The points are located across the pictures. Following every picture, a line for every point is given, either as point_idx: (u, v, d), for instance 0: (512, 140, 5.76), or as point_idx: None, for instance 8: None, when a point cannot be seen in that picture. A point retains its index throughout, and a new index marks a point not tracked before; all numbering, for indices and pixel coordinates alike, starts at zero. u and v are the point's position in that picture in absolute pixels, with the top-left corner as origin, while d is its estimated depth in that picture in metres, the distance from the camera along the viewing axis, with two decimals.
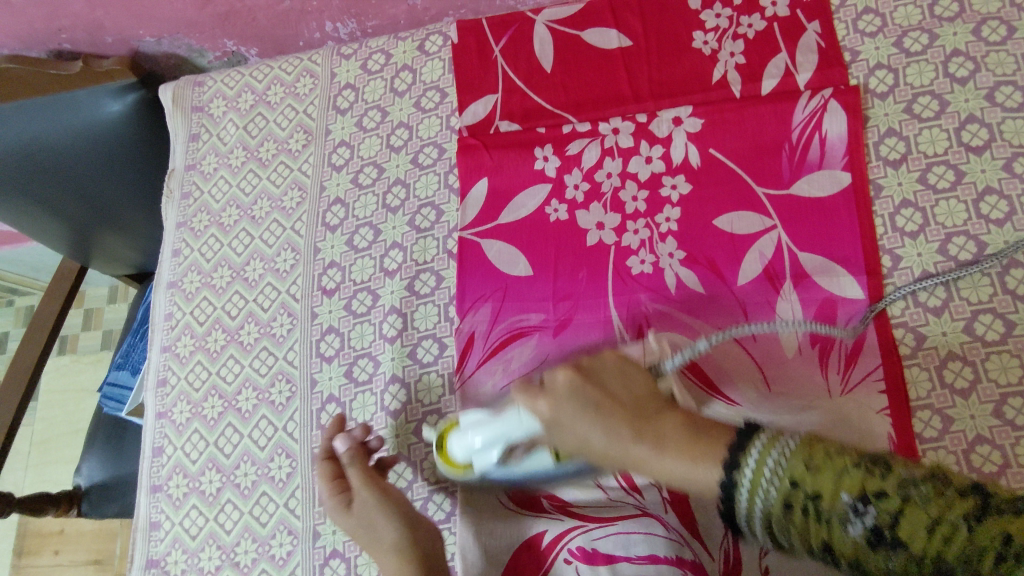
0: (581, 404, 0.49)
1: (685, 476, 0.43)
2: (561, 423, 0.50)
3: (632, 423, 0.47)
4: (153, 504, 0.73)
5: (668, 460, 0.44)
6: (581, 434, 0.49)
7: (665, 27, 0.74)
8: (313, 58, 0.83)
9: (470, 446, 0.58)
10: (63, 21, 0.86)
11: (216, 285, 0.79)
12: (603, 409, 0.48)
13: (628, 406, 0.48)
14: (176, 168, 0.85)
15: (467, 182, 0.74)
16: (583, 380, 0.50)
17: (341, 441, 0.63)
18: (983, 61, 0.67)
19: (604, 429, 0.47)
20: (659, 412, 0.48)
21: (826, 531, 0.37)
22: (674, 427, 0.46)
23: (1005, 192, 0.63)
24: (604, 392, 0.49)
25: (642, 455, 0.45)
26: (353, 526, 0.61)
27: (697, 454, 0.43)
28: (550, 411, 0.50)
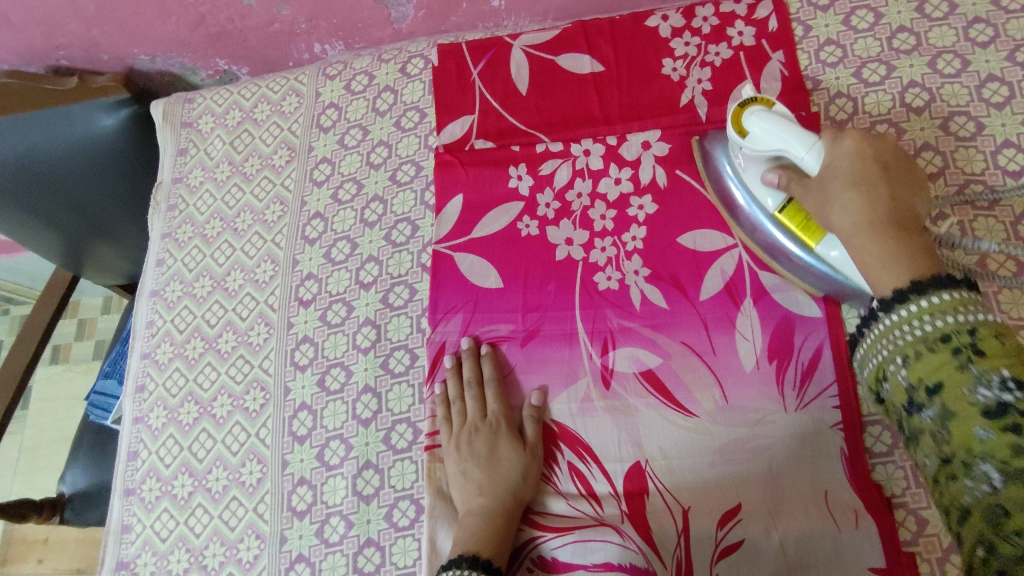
0: (856, 177, 0.56)
1: (896, 275, 0.52)
2: (828, 200, 0.57)
3: (879, 223, 0.54)
4: (126, 507, 0.75)
5: (870, 245, 0.54)
6: (828, 201, 0.57)
7: (636, 54, 0.77)
8: (299, 78, 0.87)
9: (753, 187, 0.65)
10: (61, 39, 0.89)
11: (197, 294, 0.81)
12: (871, 225, 0.54)
13: (892, 202, 0.55)
14: (164, 181, 0.88)
15: (442, 198, 0.76)
16: (883, 186, 0.55)
17: (536, 393, 0.68)
18: (938, 92, 0.69)
19: (851, 201, 0.55)
20: (934, 263, 0.51)
21: (958, 381, 0.44)
22: (914, 246, 0.53)
23: (956, 217, 0.65)
24: (882, 184, 0.55)
25: (869, 211, 0.55)
26: (512, 457, 0.65)
27: (910, 267, 0.51)
28: (844, 155, 0.57)
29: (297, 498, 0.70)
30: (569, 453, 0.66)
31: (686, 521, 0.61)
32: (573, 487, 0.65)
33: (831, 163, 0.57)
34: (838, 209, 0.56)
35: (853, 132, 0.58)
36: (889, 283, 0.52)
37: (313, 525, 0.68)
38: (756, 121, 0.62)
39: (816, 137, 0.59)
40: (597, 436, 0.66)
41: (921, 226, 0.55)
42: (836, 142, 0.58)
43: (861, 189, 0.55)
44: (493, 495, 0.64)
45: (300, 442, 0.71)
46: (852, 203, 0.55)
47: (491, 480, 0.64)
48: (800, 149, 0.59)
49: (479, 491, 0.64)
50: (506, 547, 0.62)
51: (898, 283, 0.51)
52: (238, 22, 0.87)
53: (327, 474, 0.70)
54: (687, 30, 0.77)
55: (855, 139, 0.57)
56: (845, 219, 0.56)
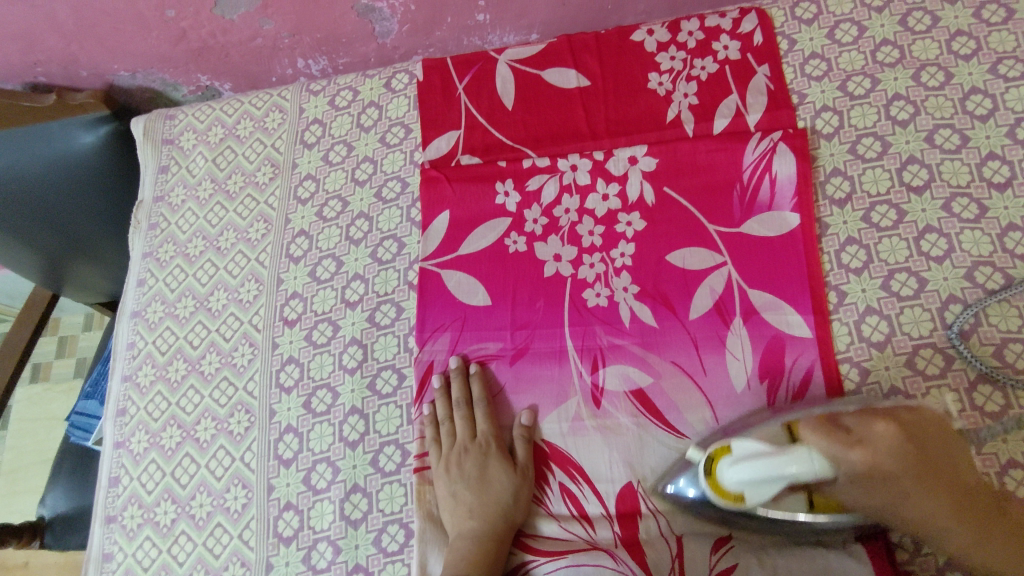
0: (886, 477, 0.51)
1: (956, 537, 0.53)
2: (870, 475, 0.51)
3: (939, 503, 0.52)
4: (107, 535, 0.73)
5: (909, 489, 0.52)
6: (890, 484, 0.52)
7: (622, 69, 0.77)
8: (283, 94, 0.86)
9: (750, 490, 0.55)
10: (38, 55, 0.87)
11: (179, 315, 0.79)
12: (928, 475, 0.51)
13: (934, 492, 0.52)
14: (145, 199, 0.86)
15: (428, 215, 0.75)
16: (901, 435, 0.52)
17: (525, 412, 0.67)
18: (922, 105, 0.70)
19: (921, 508, 0.52)
20: (972, 488, 0.53)
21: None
22: (976, 516, 0.52)
23: (943, 230, 0.65)
24: (922, 482, 0.52)
25: (919, 496, 0.52)
26: (502, 479, 0.65)
27: (984, 537, 0.52)
28: (873, 450, 0.51)
29: (283, 524, 0.68)
30: (561, 474, 0.65)
31: (680, 545, 0.60)
32: (566, 509, 0.64)
33: (864, 481, 0.52)
34: (894, 492, 0.52)
35: (868, 437, 0.51)
36: (949, 529, 0.53)
37: (300, 552, 0.67)
38: (732, 480, 0.55)
39: (801, 451, 0.53)
40: (589, 455, 0.65)
41: (944, 444, 0.53)
42: (843, 453, 0.51)
43: (907, 480, 0.51)
44: (483, 518, 0.63)
45: (286, 466, 0.70)
46: (925, 506, 0.52)
47: (481, 503, 0.63)
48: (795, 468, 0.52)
49: (470, 514, 0.63)
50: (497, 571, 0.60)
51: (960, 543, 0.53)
52: (220, 38, 0.86)
53: (314, 499, 0.68)
54: (672, 44, 0.77)
55: (895, 442, 0.51)
56: (907, 512, 0.53)
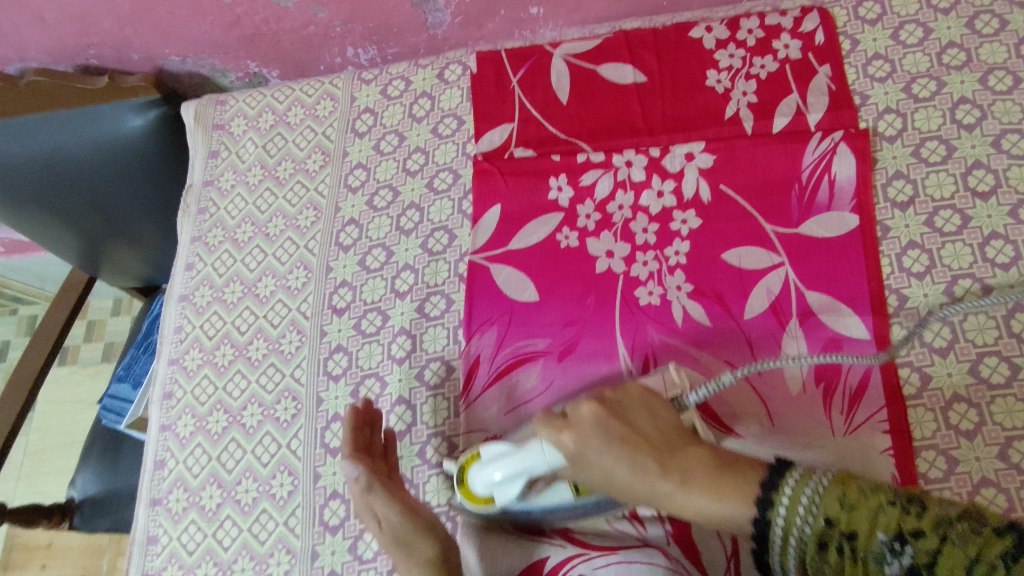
0: (625, 458, 0.55)
1: (724, 511, 0.51)
2: (584, 458, 0.56)
3: (689, 477, 0.53)
4: (152, 517, 0.73)
5: (695, 495, 0.52)
6: (605, 465, 0.55)
7: (679, 65, 0.76)
8: (334, 82, 0.85)
9: (498, 490, 0.60)
10: (92, 38, 0.88)
11: (227, 300, 0.79)
12: (631, 449, 0.55)
13: (657, 451, 0.55)
14: (194, 184, 0.86)
15: (480, 207, 0.75)
16: (603, 411, 0.57)
17: (353, 463, 0.63)
18: (989, 109, 0.68)
19: (634, 468, 0.54)
20: (684, 450, 0.55)
21: (855, 569, 0.46)
22: (687, 467, 0.54)
23: (1010, 237, 0.64)
24: (644, 454, 0.55)
25: (696, 496, 0.52)
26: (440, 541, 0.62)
27: (748, 501, 0.51)
28: (575, 442, 0.56)
29: (329, 513, 0.68)
30: None
31: (735, 545, 0.59)
32: None
33: (581, 460, 0.56)
34: (613, 464, 0.55)
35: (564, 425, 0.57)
36: (699, 504, 0.52)
37: (346, 541, 0.66)
38: (480, 482, 0.60)
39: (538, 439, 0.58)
40: None
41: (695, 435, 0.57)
42: (556, 438, 0.56)
43: (631, 462, 0.55)
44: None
45: (332, 455, 0.70)
46: (638, 468, 0.54)
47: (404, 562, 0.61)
48: (538, 462, 0.57)
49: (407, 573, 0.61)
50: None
51: (745, 527, 0.51)
52: (273, 25, 0.86)
53: None
54: (731, 42, 0.76)
55: (594, 419, 0.56)
56: (640, 491, 0.55)
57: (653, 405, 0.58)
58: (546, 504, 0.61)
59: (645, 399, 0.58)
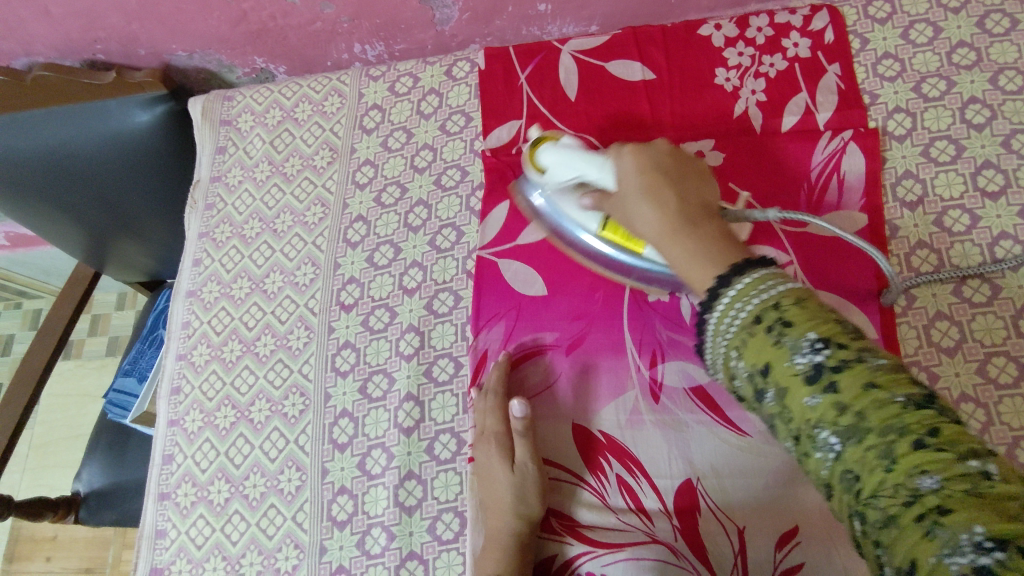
0: (647, 187, 0.54)
1: (704, 266, 0.47)
2: (623, 203, 0.57)
3: (678, 224, 0.51)
4: (160, 512, 0.73)
5: (681, 244, 0.50)
6: (630, 211, 0.55)
7: (688, 63, 0.76)
8: (341, 78, 0.85)
9: (556, 169, 0.63)
10: (100, 33, 0.88)
11: (235, 296, 0.79)
12: (665, 184, 0.54)
13: (681, 202, 0.52)
14: (201, 179, 0.86)
15: (488, 204, 0.75)
16: (664, 157, 0.57)
17: (523, 406, 0.66)
18: (999, 109, 0.68)
19: (655, 204, 0.53)
20: (712, 223, 0.51)
21: (778, 355, 0.40)
22: (710, 228, 0.50)
23: (1018, 237, 0.64)
24: (669, 188, 0.54)
25: (684, 243, 0.49)
26: (501, 479, 0.64)
27: (722, 259, 0.47)
28: (627, 163, 0.57)
29: (337, 508, 0.68)
30: (618, 466, 0.64)
31: (742, 541, 0.60)
32: (622, 502, 0.63)
33: (620, 180, 0.57)
34: (640, 205, 0.54)
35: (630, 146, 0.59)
36: (686, 252, 0.49)
37: (354, 536, 0.67)
38: (548, 156, 0.64)
39: (603, 158, 0.60)
40: (648, 451, 0.64)
41: (719, 217, 0.53)
42: (620, 158, 0.58)
43: (649, 198, 0.53)
44: (489, 520, 0.63)
45: (340, 450, 0.70)
46: (658, 214, 0.52)
47: (489, 500, 0.64)
48: (595, 171, 0.60)
49: (483, 510, 0.65)
50: (527, 559, 0.62)
51: (709, 286, 0.46)
52: (281, 20, 0.85)
53: (368, 484, 0.68)
54: (741, 40, 0.76)
55: (633, 158, 0.57)
56: (650, 230, 0.52)
57: (702, 181, 0.56)
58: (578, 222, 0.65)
59: (704, 179, 0.57)
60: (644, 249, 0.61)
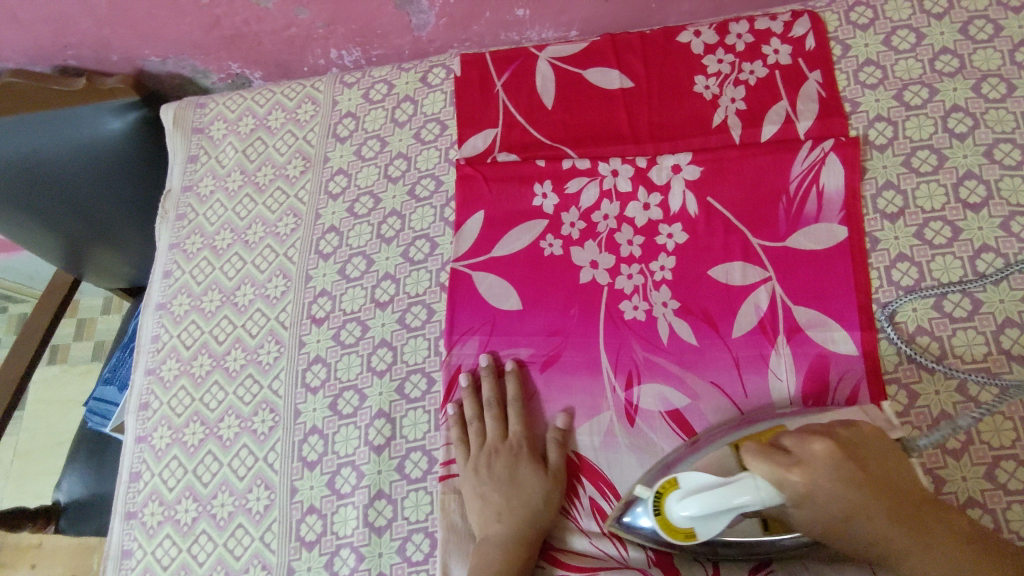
0: (828, 501, 0.49)
1: (938, 564, 0.48)
2: (810, 496, 0.49)
3: (922, 522, 0.49)
4: (126, 531, 0.72)
5: (919, 556, 0.48)
6: (825, 502, 0.49)
7: (666, 70, 0.75)
8: (316, 85, 0.84)
9: (705, 524, 0.50)
10: (70, 39, 0.86)
11: (205, 309, 0.78)
12: (858, 481, 0.49)
13: (922, 523, 0.49)
14: (173, 189, 0.85)
15: (462, 214, 0.73)
16: (839, 454, 0.50)
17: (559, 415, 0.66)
18: (982, 118, 0.67)
19: (867, 513, 0.49)
20: (920, 510, 0.49)
21: None
22: (932, 529, 0.48)
23: (1000, 250, 0.63)
24: (862, 492, 0.49)
25: (920, 552, 0.48)
26: (534, 482, 0.62)
27: (972, 567, 0.47)
28: (808, 483, 0.49)
29: (305, 528, 0.67)
30: (591, 488, 0.63)
31: (715, 569, 0.58)
32: (595, 525, 0.62)
33: (787, 493, 0.49)
34: (826, 483, 0.49)
35: (816, 443, 0.50)
36: (934, 565, 0.48)
37: (322, 557, 0.65)
38: (684, 519, 0.51)
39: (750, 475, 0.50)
40: (622, 472, 0.63)
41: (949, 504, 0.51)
42: (781, 473, 0.49)
43: (846, 490, 0.49)
44: (511, 523, 0.60)
45: (310, 468, 0.69)
46: (867, 503, 0.49)
47: (511, 505, 0.61)
48: (749, 496, 0.49)
49: (498, 517, 0.61)
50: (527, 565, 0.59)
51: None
52: (254, 26, 0.84)
53: (337, 504, 0.67)
54: (720, 46, 0.74)
55: (831, 459, 0.49)
56: (865, 534, 0.49)
57: (892, 453, 0.52)
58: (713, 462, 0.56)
59: (889, 448, 0.53)
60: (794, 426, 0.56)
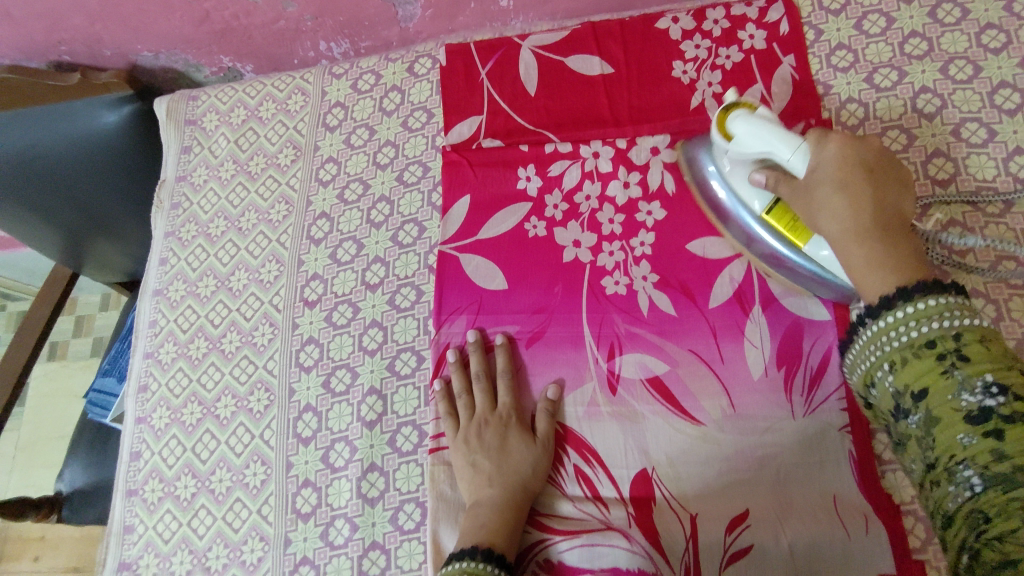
0: (841, 182, 0.55)
1: (878, 284, 0.52)
2: (813, 193, 0.56)
3: (875, 227, 0.54)
4: (128, 508, 0.74)
5: (874, 248, 0.53)
6: (831, 207, 0.55)
7: (645, 56, 0.77)
8: (305, 76, 0.86)
9: (742, 141, 0.60)
10: (63, 34, 0.88)
11: (201, 294, 0.80)
12: (860, 194, 0.55)
13: (881, 212, 0.54)
14: (167, 179, 0.87)
15: (449, 198, 0.76)
16: (858, 160, 0.56)
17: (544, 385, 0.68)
18: (950, 98, 0.69)
19: (847, 206, 0.54)
20: (902, 232, 0.54)
21: (942, 386, 0.47)
22: (900, 241, 0.53)
23: (967, 225, 0.65)
24: (869, 188, 0.55)
25: (875, 246, 0.53)
26: (522, 450, 0.65)
27: (901, 270, 0.52)
28: (827, 152, 0.56)
29: (301, 500, 0.69)
30: (576, 456, 0.65)
31: (694, 527, 0.60)
32: (579, 491, 0.64)
33: (819, 170, 0.56)
34: (829, 192, 0.55)
35: (837, 135, 0.57)
36: (877, 264, 0.53)
37: (318, 528, 0.68)
38: (739, 124, 0.61)
39: (800, 138, 0.57)
40: (604, 441, 0.65)
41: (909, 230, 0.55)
42: (821, 143, 0.57)
43: (847, 194, 0.55)
44: (502, 486, 0.62)
45: (304, 444, 0.71)
46: (852, 220, 0.54)
47: (501, 471, 0.63)
48: (788, 150, 0.57)
49: (489, 482, 0.63)
50: (517, 531, 0.61)
51: (884, 293, 0.51)
52: (244, 19, 0.86)
53: (331, 477, 0.69)
54: (697, 32, 0.76)
55: (841, 148, 0.56)
56: (840, 224, 0.55)
57: (902, 175, 0.57)
58: (743, 198, 0.64)
59: (904, 188, 0.57)
60: (807, 244, 0.60)
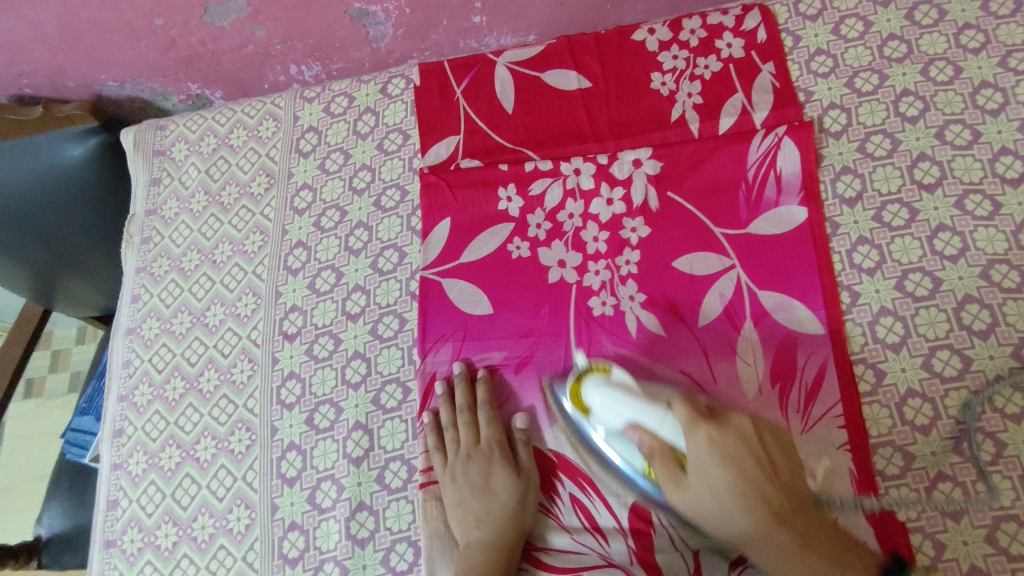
0: (741, 520, 0.55)
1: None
2: (719, 496, 0.56)
3: (781, 517, 0.54)
4: (106, 560, 0.71)
5: (780, 545, 0.53)
6: (727, 525, 0.55)
7: (623, 69, 0.75)
8: (276, 101, 0.84)
9: (605, 416, 0.61)
10: (23, 67, 0.85)
11: (175, 332, 0.77)
12: (742, 477, 0.55)
13: (768, 478, 0.56)
14: (137, 213, 0.84)
15: (429, 222, 0.73)
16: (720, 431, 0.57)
17: (529, 417, 0.66)
18: (932, 101, 0.68)
19: (756, 524, 0.54)
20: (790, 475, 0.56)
21: None
22: (796, 525, 0.54)
23: (956, 229, 0.64)
24: (750, 459, 0.56)
25: (778, 535, 0.54)
26: (509, 486, 0.64)
27: (816, 556, 0.52)
28: (710, 447, 0.56)
29: (288, 545, 0.66)
30: (571, 484, 0.63)
31: (697, 561, 0.59)
32: (577, 521, 0.62)
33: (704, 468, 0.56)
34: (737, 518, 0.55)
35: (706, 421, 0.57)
36: (784, 555, 0.53)
37: (307, 573, 0.65)
38: (594, 395, 0.61)
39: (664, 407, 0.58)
40: (599, 468, 0.63)
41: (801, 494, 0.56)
42: (692, 428, 0.57)
43: (742, 495, 0.55)
44: (490, 526, 0.62)
45: (289, 485, 0.68)
46: (757, 520, 0.54)
47: (488, 510, 0.63)
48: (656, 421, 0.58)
49: (477, 523, 0.63)
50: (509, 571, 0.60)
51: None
52: (211, 45, 0.83)
53: (319, 518, 0.66)
54: (675, 43, 0.75)
55: (715, 441, 0.56)
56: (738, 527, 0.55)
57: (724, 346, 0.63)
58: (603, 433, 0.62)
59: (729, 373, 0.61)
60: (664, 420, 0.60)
